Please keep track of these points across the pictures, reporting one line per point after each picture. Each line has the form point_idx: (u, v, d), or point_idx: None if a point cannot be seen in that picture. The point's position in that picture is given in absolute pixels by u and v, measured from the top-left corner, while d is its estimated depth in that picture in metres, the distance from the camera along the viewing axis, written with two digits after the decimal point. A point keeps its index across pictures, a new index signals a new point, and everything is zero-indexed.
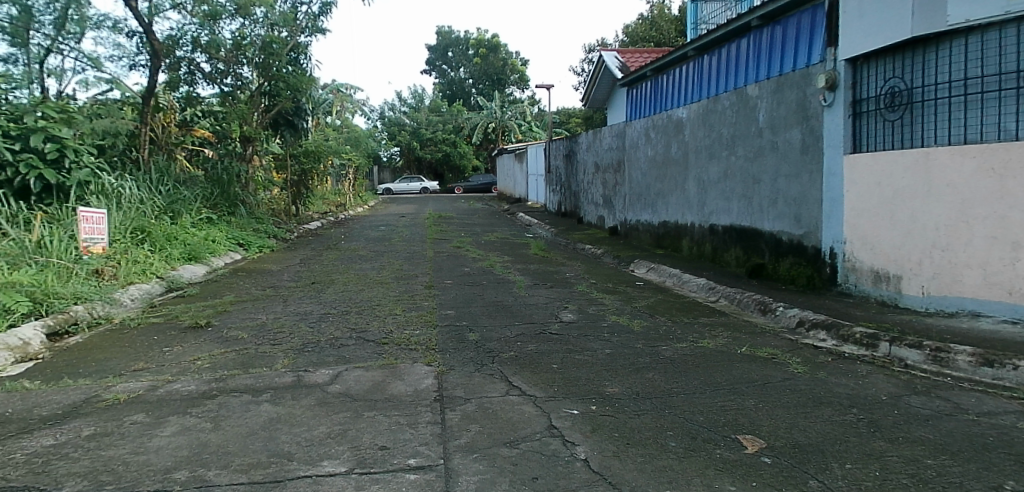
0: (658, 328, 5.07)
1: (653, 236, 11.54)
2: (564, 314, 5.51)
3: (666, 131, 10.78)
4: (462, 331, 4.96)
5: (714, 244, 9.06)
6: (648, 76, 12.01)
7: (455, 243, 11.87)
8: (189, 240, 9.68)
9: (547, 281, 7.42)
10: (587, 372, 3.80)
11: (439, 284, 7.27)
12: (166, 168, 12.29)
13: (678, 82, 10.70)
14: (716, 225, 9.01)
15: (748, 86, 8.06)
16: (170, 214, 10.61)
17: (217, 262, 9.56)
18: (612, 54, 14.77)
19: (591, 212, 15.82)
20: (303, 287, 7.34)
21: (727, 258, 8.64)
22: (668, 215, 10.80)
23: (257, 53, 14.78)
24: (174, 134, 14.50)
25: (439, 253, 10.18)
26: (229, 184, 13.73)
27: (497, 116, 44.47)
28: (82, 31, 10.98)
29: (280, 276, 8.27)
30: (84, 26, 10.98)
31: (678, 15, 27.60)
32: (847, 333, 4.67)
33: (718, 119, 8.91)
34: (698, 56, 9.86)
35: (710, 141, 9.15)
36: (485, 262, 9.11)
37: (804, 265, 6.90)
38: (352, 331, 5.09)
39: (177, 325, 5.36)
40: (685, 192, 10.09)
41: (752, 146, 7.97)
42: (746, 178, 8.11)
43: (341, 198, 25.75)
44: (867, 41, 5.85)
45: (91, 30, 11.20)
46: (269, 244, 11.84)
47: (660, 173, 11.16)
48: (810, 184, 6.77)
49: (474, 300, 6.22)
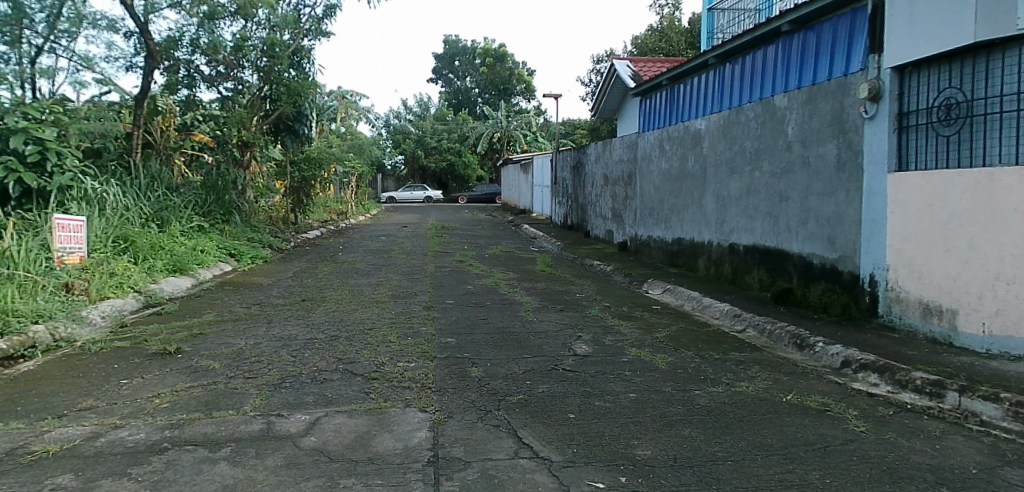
0: (685, 366, 4.47)
1: (666, 253, 10.95)
2: (579, 346, 4.90)
3: (682, 144, 10.23)
4: (463, 364, 4.36)
5: (733, 264, 8.47)
6: (664, 86, 11.48)
7: (458, 256, 11.30)
8: (176, 249, 9.14)
9: (557, 304, 6.82)
10: (610, 427, 3.20)
11: (439, 304, 6.67)
12: (158, 173, 11.75)
13: (695, 92, 10.16)
14: (736, 244, 8.44)
15: (776, 96, 7.53)
16: (158, 222, 10.10)
17: (204, 274, 8.98)
18: (625, 62, 14.26)
19: (599, 226, 15.25)
20: (292, 305, 6.76)
21: (749, 281, 8.04)
22: (683, 232, 10.23)
23: (259, 55, 14.32)
24: (173, 138, 13.85)
25: (441, 269, 9.58)
26: (224, 190, 13.12)
27: (503, 125, 44.03)
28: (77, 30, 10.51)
29: (270, 292, 7.69)
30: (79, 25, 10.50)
31: (688, 27, 27.15)
32: (905, 379, 4.07)
33: (741, 131, 8.37)
34: (719, 64, 9.33)
35: (731, 155, 8.59)
36: (490, 280, 8.52)
37: (838, 292, 6.30)
38: (340, 361, 4.50)
39: (144, 350, 4.77)
40: (701, 208, 9.53)
41: (779, 161, 7.42)
42: (772, 195, 7.54)
43: (344, 206, 25.26)
44: (917, 47, 5.28)
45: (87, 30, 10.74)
46: (262, 254, 11.28)
47: (675, 187, 10.61)
48: (846, 203, 6.19)
49: (477, 326, 5.62)
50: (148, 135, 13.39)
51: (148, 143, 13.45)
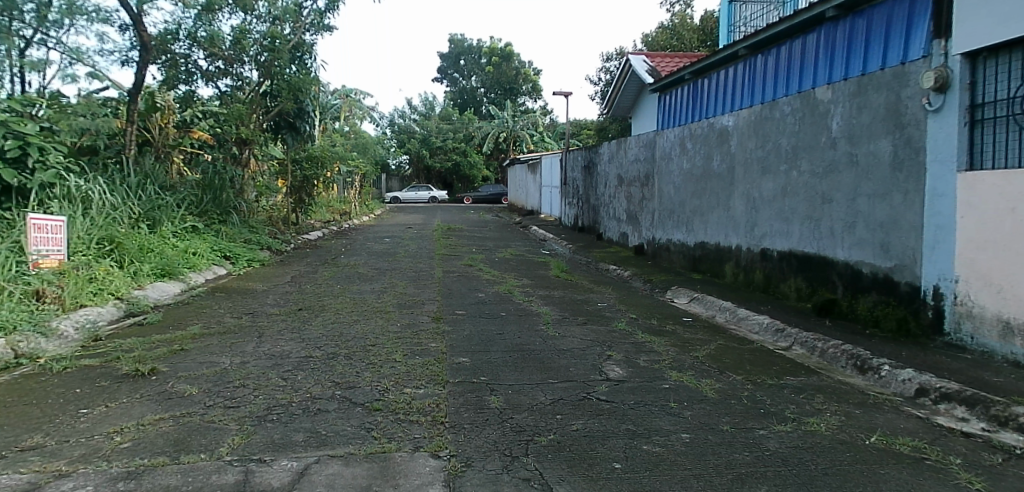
0: (738, 395, 3.83)
1: (687, 258, 10.34)
2: (611, 368, 4.27)
3: (707, 142, 9.60)
4: (480, 392, 3.73)
5: (766, 271, 7.86)
6: (685, 80, 10.82)
7: (467, 260, 10.68)
8: (165, 252, 8.53)
9: (579, 315, 6.19)
10: (669, 483, 2.57)
11: (450, 315, 6.05)
12: (151, 170, 11.18)
13: (723, 86, 9.50)
14: (769, 250, 7.82)
15: (817, 89, 6.91)
16: (149, 222, 9.47)
17: (195, 278, 8.37)
18: (641, 57, 13.62)
19: (613, 228, 14.63)
20: (287, 316, 6.14)
21: (786, 290, 7.43)
22: (707, 236, 9.63)
23: (259, 49, 13.73)
24: (172, 136, 13.68)
25: (449, 274, 8.96)
26: (221, 189, 12.53)
27: (509, 125, 43.38)
28: (71, 20, 9.98)
29: (264, 299, 7.08)
30: (71, 16, 9.96)
31: (700, 25, 26.48)
32: (1005, 414, 3.42)
33: (775, 127, 7.75)
34: (750, 55, 8.68)
35: (764, 154, 7.97)
36: (502, 287, 7.89)
37: (895, 306, 5.66)
38: (336, 387, 3.87)
39: (114, 371, 4.15)
40: (728, 210, 8.91)
41: (821, 159, 6.80)
42: (814, 197, 6.94)
43: (347, 206, 24.70)
44: (995, 30, 4.63)
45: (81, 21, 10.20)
46: (259, 256, 10.68)
47: (698, 188, 10.01)
48: (904, 206, 5.57)
49: (494, 342, 4.99)
50: (147, 132, 13.32)
51: (147, 140, 13.35)
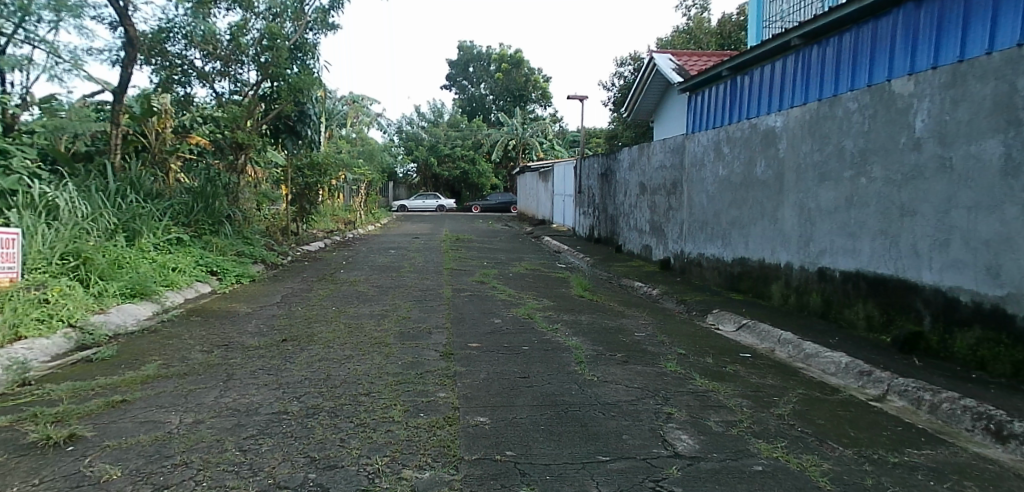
0: (864, 485, 2.81)
1: (725, 275, 9.31)
2: (677, 437, 3.25)
3: (750, 146, 8.63)
4: (508, 481, 2.70)
5: (829, 296, 6.85)
6: (723, 78, 9.84)
7: (479, 276, 9.67)
8: (140, 267, 7.54)
9: (618, 350, 5.17)
10: None
11: (462, 350, 5.04)
12: (136, 177, 10.25)
13: (767, 82, 8.51)
14: (832, 270, 6.81)
15: (895, 82, 5.90)
16: (126, 234, 8.47)
17: (171, 298, 7.28)
18: (666, 56, 12.63)
19: (633, 240, 13.63)
20: (267, 349, 5.11)
21: (853, 316, 6.42)
22: (748, 250, 8.62)
23: (258, 49, 12.80)
24: (170, 141, 12.97)
25: (459, 294, 7.95)
26: (214, 197, 11.49)
27: (518, 133, 42.47)
28: (59, 15, 9.09)
29: (246, 326, 6.07)
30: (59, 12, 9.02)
31: (717, 28, 25.45)
32: None
33: (838, 128, 6.74)
34: (804, 46, 7.68)
35: (824, 158, 6.99)
36: (521, 310, 6.88)
37: (1009, 346, 4.63)
38: (312, 467, 2.85)
39: (20, 438, 3.13)
40: (777, 223, 7.90)
41: (901, 164, 5.79)
42: (889, 208, 5.95)
43: (352, 214, 23.76)
44: None
45: (70, 19, 9.31)
46: (250, 271, 9.66)
47: (736, 197, 9.01)
48: (1019, 222, 4.56)
49: (518, 391, 3.97)
50: (143, 136, 12.53)
51: (143, 146, 12.61)
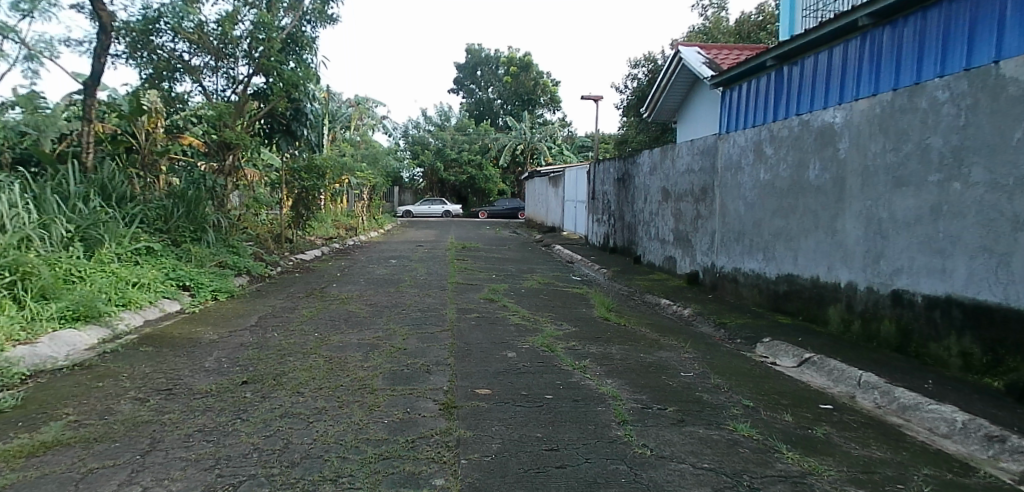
0: None
1: (767, 293, 8.16)
2: None
3: (800, 145, 7.49)
4: None
5: (907, 324, 5.70)
6: (767, 68, 8.73)
7: (487, 292, 8.57)
8: (94, 282, 6.44)
9: (668, 401, 4.05)
10: None
11: (467, 400, 3.91)
12: (109, 179, 9.23)
13: (824, 72, 7.42)
14: (911, 294, 5.67)
15: (1005, 63, 4.77)
16: (83, 244, 7.38)
17: (128, 321, 6.18)
18: (694, 49, 11.52)
19: (654, 250, 12.53)
20: (219, 396, 4.02)
21: (943, 352, 5.27)
22: (798, 266, 7.47)
23: (251, 43, 11.71)
24: (161, 142, 11.98)
25: (465, 316, 6.84)
26: (197, 202, 10.41)
27: (527, 137, 41.45)
28: None
29: (205, 359, 4.97)
30: None
31: (735, 27, 24.29)
32: None
33: (922, 122, 5.60)
34: (873, 26, 6.57)
35: (900, 159, 5.86)
36: (538, 339, 5.76)
37: None
38: None
39: None
40: (838, 235, 6.75)
41: (1015, 165, 4.65)
42: (994, 221, 4.82)
43: (355, 220, 22.71)
44: None
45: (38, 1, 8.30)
46: (229, 285, 8.56)
47: (781, 203, 7.87)
48: None
49: (547, 476, 2.84)
50: (132, 137, 11.62)
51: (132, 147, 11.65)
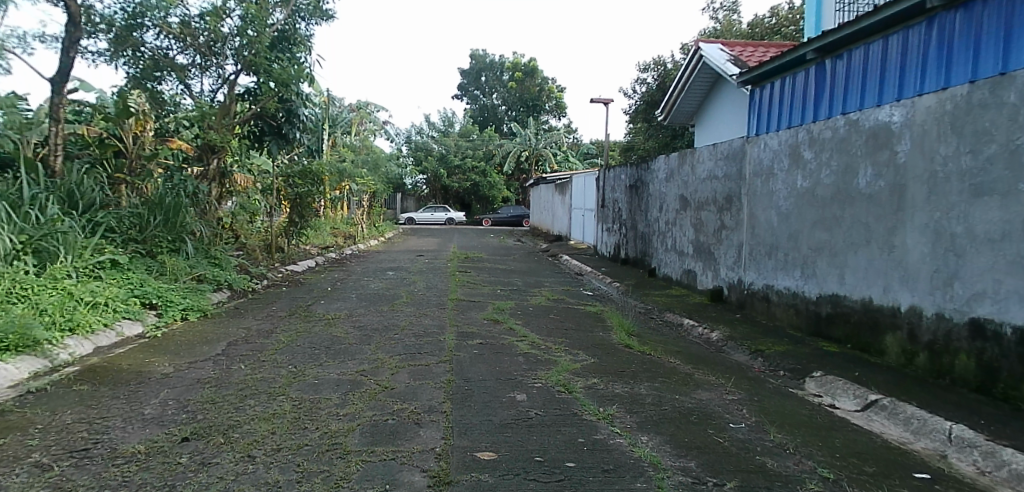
0: None
1: (807, 314, 7.23)
2: None
3: (848, 148, 6.59)
4: None
5: (991, 360, 4.77)
6: (810, 61, 7.87)
7: (491, 312, 7.67)
8: (35, 302, 5.55)
9: (726, 473, 3.13)
10: None
11: (464, 473, 3.00)
12: (77, 185, 8.44)
13: (879, 62, 6.57)
14: (996, 324, 4.73)
15: None
16: (31, 257, 6.51)
17: (71, 350, 5.28)
18: (716, 45, 10.69)
19: (671, 262, 11.63)
20: (148, 461, 3.12)
21: None
22: (845, 285, 6.55)
23: (240, 41, 10.88)
24: (150, 147, 10.80)
25: (466, 343, 5.93)
26: (175, 209, 9.40)
27: (531, 143, 40.61)
28: None
29: (148, 402, 4.08)
30: None
31: (747, 31, 23.41)
32: None
33: (1008, 119, 4.69)
34: (943, 9, 5.72)
35: (979, 162, 4.95)
36: (551, 374, 4.86)
37: None
38: None
39: None
40: (897, 251, 5.83)
41: None
42: None
43: (353, 228, 21.84)
44: None
45: None
46: (202, 304, 7.63)
47: (824, 212, 6.96)
48: None
49: None
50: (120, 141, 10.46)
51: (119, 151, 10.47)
